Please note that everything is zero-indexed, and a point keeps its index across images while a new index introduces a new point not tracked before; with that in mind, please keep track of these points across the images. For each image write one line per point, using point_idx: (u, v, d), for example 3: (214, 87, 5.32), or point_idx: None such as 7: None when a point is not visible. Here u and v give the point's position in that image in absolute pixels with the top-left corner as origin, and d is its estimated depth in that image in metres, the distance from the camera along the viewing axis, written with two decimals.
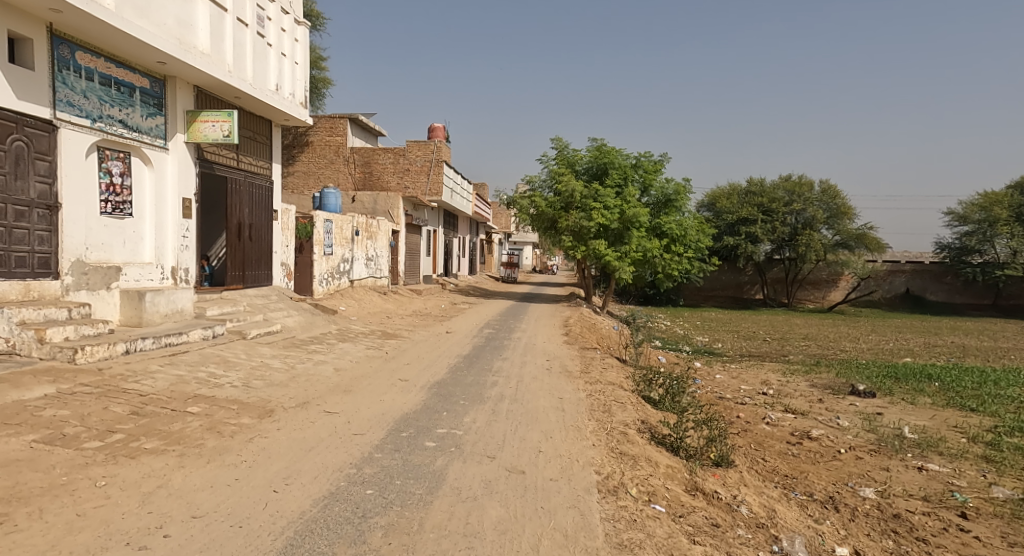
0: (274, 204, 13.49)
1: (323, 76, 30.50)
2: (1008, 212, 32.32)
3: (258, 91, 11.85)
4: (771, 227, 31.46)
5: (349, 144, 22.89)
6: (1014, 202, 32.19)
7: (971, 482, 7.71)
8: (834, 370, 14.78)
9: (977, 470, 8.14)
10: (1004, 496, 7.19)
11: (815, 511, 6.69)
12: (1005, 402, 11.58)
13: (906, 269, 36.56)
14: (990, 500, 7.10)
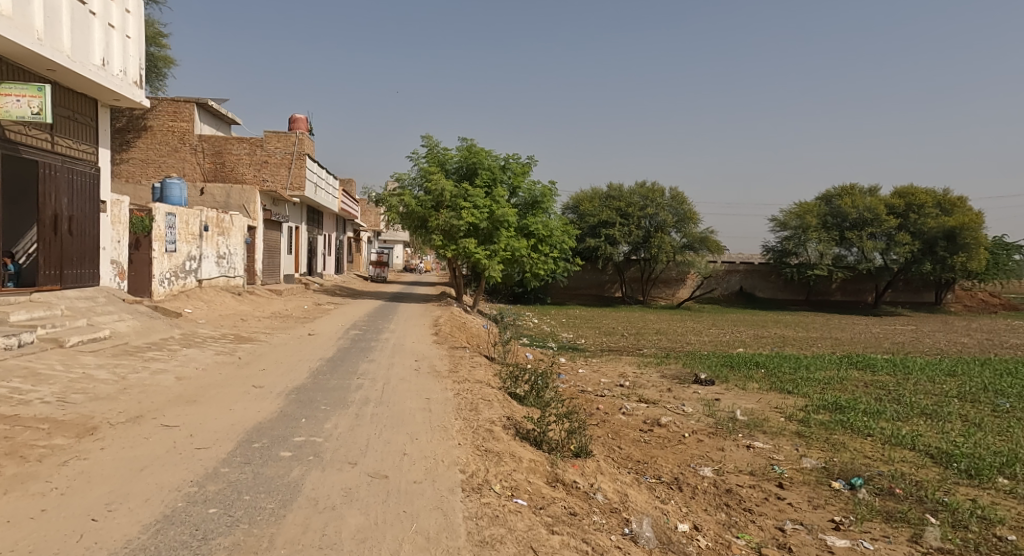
0: (100, 194, 12.26)
1: (163, 54, 28.20)
2: (817, 220, 36.81)
3: (77, 64, 10.69)
4: (628, 229, 33.37)
5: (197, 131, 21.31)
6: (821, 212, 37.00)
7: (788, 456, 8.65)
8: (681, 361, 15.96)
9: (792, 445, 9.12)
10: (811, 466, 8.19)
11: (663, 492, 7.19)
12: (815, 384, 13.16)
13: (740, 269, 40.18)
14: (801, 469, 8.07)
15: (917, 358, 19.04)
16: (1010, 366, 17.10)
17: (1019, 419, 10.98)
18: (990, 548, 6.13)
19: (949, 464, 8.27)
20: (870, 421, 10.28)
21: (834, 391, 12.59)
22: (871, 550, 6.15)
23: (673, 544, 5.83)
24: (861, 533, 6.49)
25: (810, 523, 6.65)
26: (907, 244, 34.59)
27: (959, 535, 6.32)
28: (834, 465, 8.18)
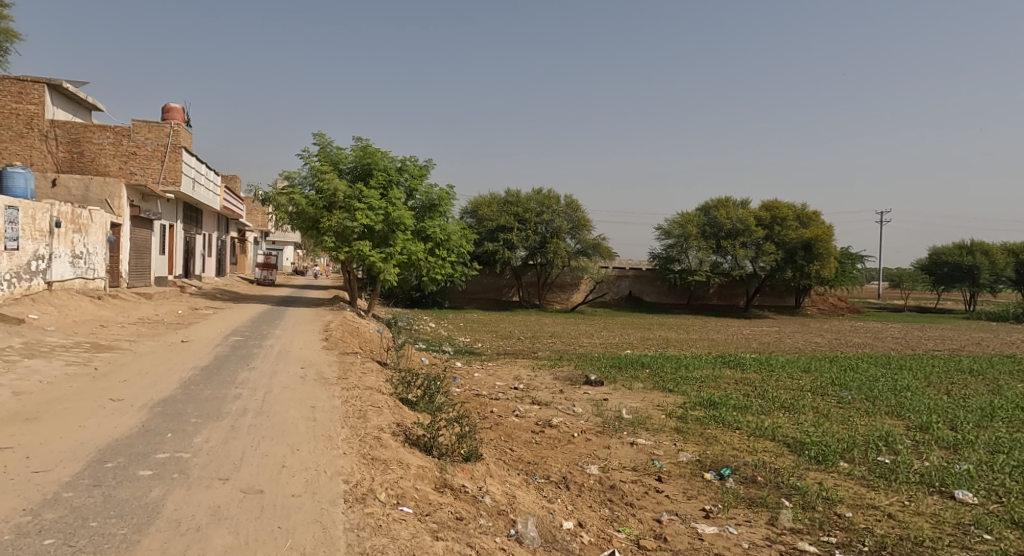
0: None
1: (5, 28, 25.56)
2: (697, 229, 38.97)
3: None
4: (525, 235, 33.80)
5: (49, 115, 19.39)
6: (700, 222, 39.06)
7: (667, 451, 9.00)
8: (572, 363, 16.29)
9: (671, 440, 9.51)
10: (688, 459, 8.63)
11: (551, 492, 7.24)
12: (693, 383, 13.86)
13: (630, 274, 41.68)
14: (679, 463, 8.50)
15: (780, 356, 20.54)
16: (856, 362, 18.83)
17: (859, 409, 12.12)
18: (831, 526, 6.75)
19: (802, 451, 8.98)
20: (737, 415, 10.94)
21: (710, 389, 13.31)
22: (735, 535, 6.58)
23: (556, 543, 5.86)
24: (727, 519, 6.93)
25: (685, 514, 7.03)
26: (773, 253, 37.45)
27: (807, 516, 6.93)
28: (707, 457, 8.70)
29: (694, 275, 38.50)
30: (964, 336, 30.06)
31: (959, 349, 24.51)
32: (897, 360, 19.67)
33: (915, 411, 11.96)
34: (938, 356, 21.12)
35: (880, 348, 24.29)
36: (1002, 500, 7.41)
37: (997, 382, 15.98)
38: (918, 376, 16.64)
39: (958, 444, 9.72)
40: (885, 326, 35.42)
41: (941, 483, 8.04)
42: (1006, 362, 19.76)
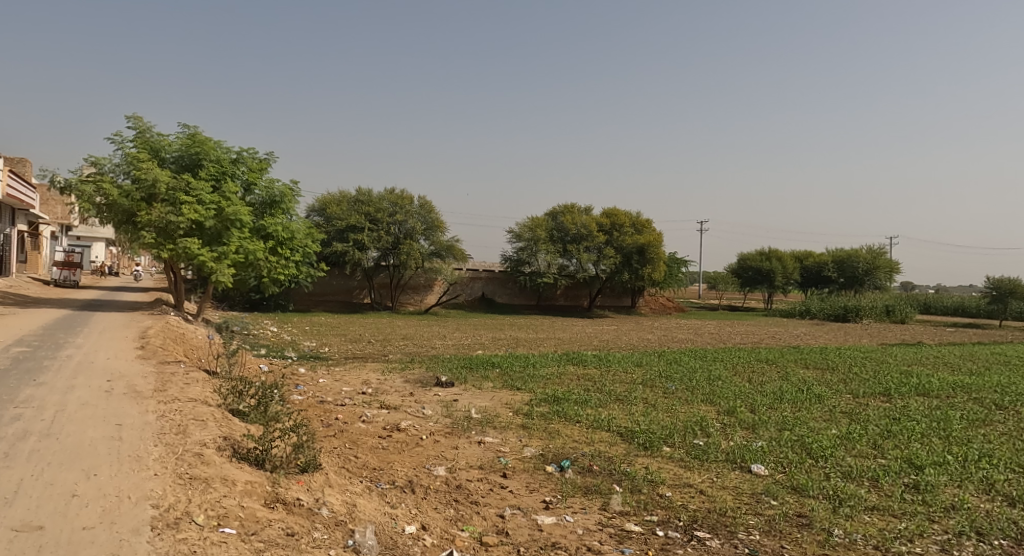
0: None
1: None
2: (546, 233, 40.36)
3: None
4: (377, 235, 33.01)
5: None
6: (549, 227, 40.65)
7: (512, 447, 9.14)
8: (424, 365, 16.06)
9: (517, 436, 9.66)
10: (532, 454, 8.81)
11: (394, 496, 7.02)
12: (540, 380, 14.23)
13: (483, 276, 42.07)
14: (523, 458, 8.63)
15: (613, 352, 21.82)
16: (677, 356, 20.46)
17: (680, 398, 13.15)
18: (653, 505, 7.21)
19: (632, 439, 9.50)
20: (577, 409, 11.34)
21: (555, 385, 13.74)
22: (571, 522, 6.77)
23: (396, 548, 5.66)
24: (565, 508, 7.12)
25: (526, 506, 7.13)
26: (613, 257, 39.77)
27: (634, 498, 7.34)
28: (549, 451, 8.92)
29: (542, 277, 39.69)
30: (764, 330, 33.87)
31: (758, 342, 27.59)
32: (708, 353, 21.66)
33: (726, 397, 13.17)
34: (742, 349, 23.57)
35: (699, 343, 26.63)
36: (786, 469, 8.40)
37: (786, 369, 18.24)
38: (727, 366, 18.44)
39: (755, 424, 10.82)
40: (701, 322, 39.00)
41: (741, 459, 8.91)
42: (794, 352, 22.53)
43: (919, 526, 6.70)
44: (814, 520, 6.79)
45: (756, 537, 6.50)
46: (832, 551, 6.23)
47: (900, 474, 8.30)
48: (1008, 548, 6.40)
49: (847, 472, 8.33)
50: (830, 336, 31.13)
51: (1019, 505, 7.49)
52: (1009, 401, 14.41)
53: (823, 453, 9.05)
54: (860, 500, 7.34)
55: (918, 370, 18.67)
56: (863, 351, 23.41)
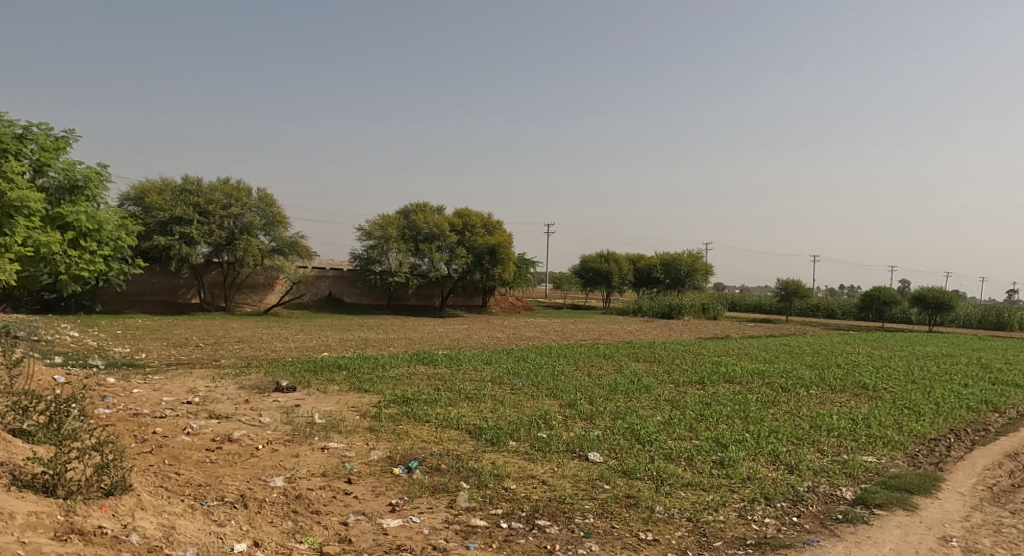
0: None
1: None
2: (397, 232, 39.51)
3: None
4: (208, 229, 30.35)
5: None
6: (401, 226, 39.88)
7: (359, 452, 8.66)
8: (262, 370, 14.88)
9: (363, 440, 9.19)
10: (379, 457, 8.41)
11: (221, 514, 6.32)
12: (389, 381, 13.77)
13: (330, 275, 40.29)
14: (370, 462, 8.22)
15: (463, 351, 21.73)
16: (523, 353, 20.87)
17: (526, 393, 13.33)
18: (497, 499, 7.34)
19: (479, 436, 9.42)
20: (426, 409, 10.99)
21: (405, 385, 13.37)
22: (418, 523, 6.65)
23: None
24: (411, 509, 6.93)
25: (371, 511, 6.81)
26: (465, 256, 39.87)
27: (480, 493, 7.40)
28: (397, 452, 8.59)
29: (393, 276, 38.79)
30: (602, 327, 35.66)
31: (597, 338, 28.94)
32: (549, 349, 22.34)
33: (568, 391, 13.64)
34: (582, 345, 24.57)
35: (544, 341, 27.36)
36: (617, 455, 9.10)
37: (620, 362, 19.31)
38: (567, 361, 19.09)
39: (593, 415, 11.34)
40: (546, 321, 40.40)
41: (580, 448, 9.38)
42: (627, 346, 23.87)
43: (721, 497, 7.89)
44: (640, 500, 7.61)
45: (590, 520, 7.08)
46: (654, 526, 7.09)
47: (709, 452, 9.49)
48: (786, 509, 7.81)
49: (667, 453, 9.32)
50: (659, 332, 33.53)
51: (795, 470, 9.07)
52: (794, 385, 16.45)
53: (647, 437, 9.90)
54: (676, 478, 8.34)
55: (726, 360, 20.63)
56: (684, 344, 25.49)
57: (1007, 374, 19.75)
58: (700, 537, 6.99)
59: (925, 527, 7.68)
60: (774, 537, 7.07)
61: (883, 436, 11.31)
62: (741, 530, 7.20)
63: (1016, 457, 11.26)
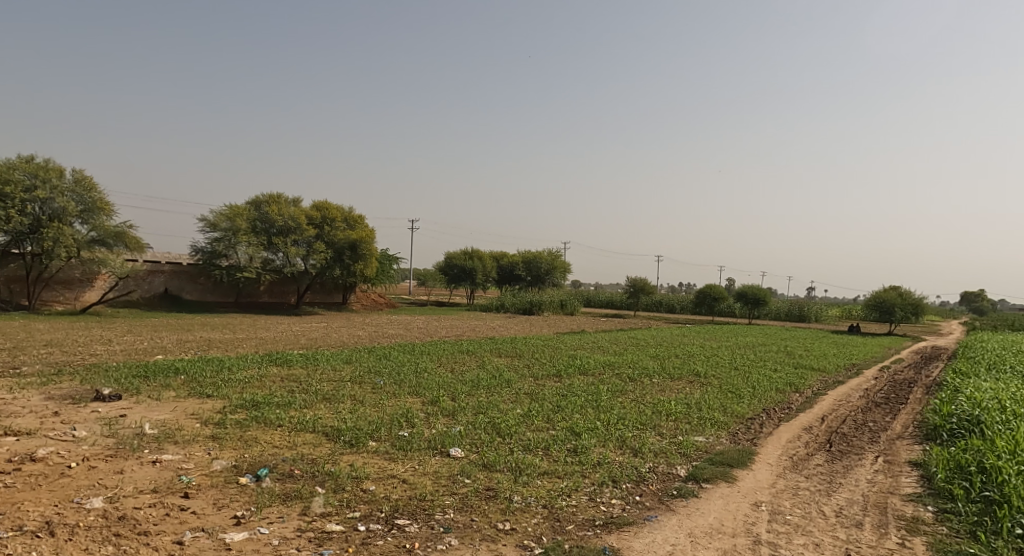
0: None
1: None
2: (246, 224, 36.68)
3: None
4: (5, 214, 26.27)
5: None
6: (251, 217, 37.05)
7: (197, 463, 8.66)
8: (79, 377, 12.94)
9: (203, 450, 9.12)
10: (222, 467, 8.57)
11: (19, 547, 6.38)
12: (237, 385, 12.66)
13: (165, 270, 36.66)
14: (210, 473, 8.37)
15: (322, 350, 20.41)
16: (385, 351, 20.09)
17: (388, 392, 13.11)
18: (355, 502, 8.06)
19: (337, 438, 9.94)
20: (277, 412, 10.84)
21: (255, 389, 12.40)
22: (265, 534, 7.16)
23: None
24: (259, 521, 7.40)
25: (211, 527, 7.16)
26: (323, 252, 38.18)
27: (336, 498, 8.05)
28: (242, 461, 8.79)
29: (242, 270, 35.95)
30: (465, 323, 35.52)
31: (461, 334, 28.58)
32: (412, 347, 21.71)
33: (430, 388, 13.56)
34: (445, 341, 24.19)
35: (408, 338, 26.62)
36: (478, 449, 10.25)
37: (483, 358, 19.18)
38: (429, 358, 18.74)
39: (455, 412, 11.91)
40: (409, 317, 39.62)
41: (441, 444, 10.40)
42: (489, 342, 23.78)
43: (575, 483, 9.36)
44: (499, 491, 8.81)
45: (450, 514, 8.07)
46: (511, 516, 8.24)
47: (564, 441, 11.03)
48: (631, 489, 9.48)
49: (526, 444, 10.68)
50: (521, 327, 33.83)
51: (639, 453, 10.94)
52: (639, 375, 17.17)
53: (508, 430, 11.23)
54: (534, 468, 9.70)
55: (582, 353, 21.14)
56: (543, 339, 25.98)
57: (809, 359, 22.29)
58: (553, 522, 8.23)
59: (740, 495, 9.72)
60: (619, 516, 8.57)
61: (713, 417, 13.33)
62: (590, 512, 8.63)
63: (813, 430, 13.31)
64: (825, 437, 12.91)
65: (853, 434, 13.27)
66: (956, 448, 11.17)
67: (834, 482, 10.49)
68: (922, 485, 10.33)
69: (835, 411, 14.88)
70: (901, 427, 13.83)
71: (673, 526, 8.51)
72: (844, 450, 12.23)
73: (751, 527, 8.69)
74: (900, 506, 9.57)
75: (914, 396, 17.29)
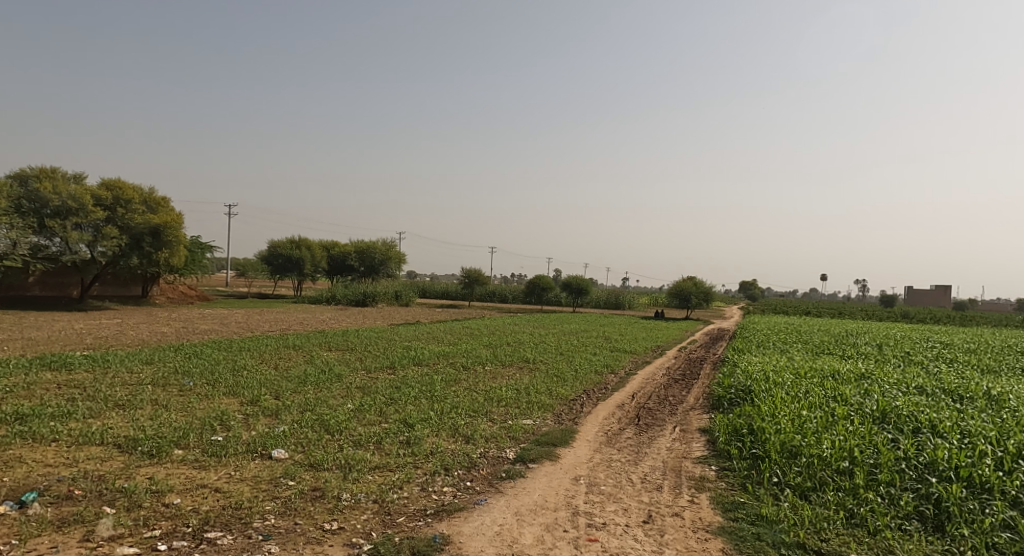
0: None
1: None
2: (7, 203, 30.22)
3: None
4: None
5: None
6: (14, 195, 30.72)
7: None
8: None
9: None
10: None
11: None
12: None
13: None
14: None
15: (117, 350, 17.17)
16: (198, 348, 17.47)
17: (198, 394, 12.18)
18: (155, 519, 7.78)
19: (133, 449, 9.32)
20: (53, 424, 9.97)
21: (17, 399, 11.19)
22: None
23: None
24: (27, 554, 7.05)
25: None
26: (115, 237, 32.98)
27: (129, 518, 7.72)
28: (9, 485, 8.19)
29: None
30: (290, 316, 32.51)
31: (287, 328, 25.84)
32: (228, 343, 19.04)
33: (250, 387, 12.83)
34: (269, 336, 21.70)
35: (224, 333, 23.64)
36: (304, 449, 9.80)
37: (312, 353, 17.32)
38: (249, 354, 16.57)
39: (278, 409, 11.48)
40: (226, 311, 35.72)
41: (263, 446, 9.93)
42: (317, 335, 21.67)
43: (407, 474, 9.12)
44: (326, 491, 8.56)
45: (270, 521, 7.88)
46: (338, 515, 8.11)
47: (397, 433, 10.52)
48: (462, 476, 9.25)
49: (357, 440, 10.18)
50: (352, 319, 31.60)
51: (471, 440, 10.49)
52: (473, 362, 16.47)
53: (339, 426, 10.64)
54: (365, 463, 9.38)
55: (416, 344, 19.80)
56: (375, 331, 24.31)
57: (623, 343, 23.02)
58: (383, 516, 8.13)
59: (563, 472, 9.53)
60: (450, 504, 8.46)
61: (540, 400, 12.83)
62: (422, 502, 8.49)
63: (624, 407, 13.21)
64: (635, 412, 12.82)
65: (657, 407, 13.31)
66: (734, 413, 11.44)
67: (641, 452, 10.51)
68: (708, 448, 10.58)
69: (642, 389, 15.03)
70: (696, 399, 14.13)
71: (501, 507, 8.43)
72: (651, 423, 12.19)
73: (571, 502, 8.62)
74: (692, 468, 9.77)
75: (705, 371, 18.21)
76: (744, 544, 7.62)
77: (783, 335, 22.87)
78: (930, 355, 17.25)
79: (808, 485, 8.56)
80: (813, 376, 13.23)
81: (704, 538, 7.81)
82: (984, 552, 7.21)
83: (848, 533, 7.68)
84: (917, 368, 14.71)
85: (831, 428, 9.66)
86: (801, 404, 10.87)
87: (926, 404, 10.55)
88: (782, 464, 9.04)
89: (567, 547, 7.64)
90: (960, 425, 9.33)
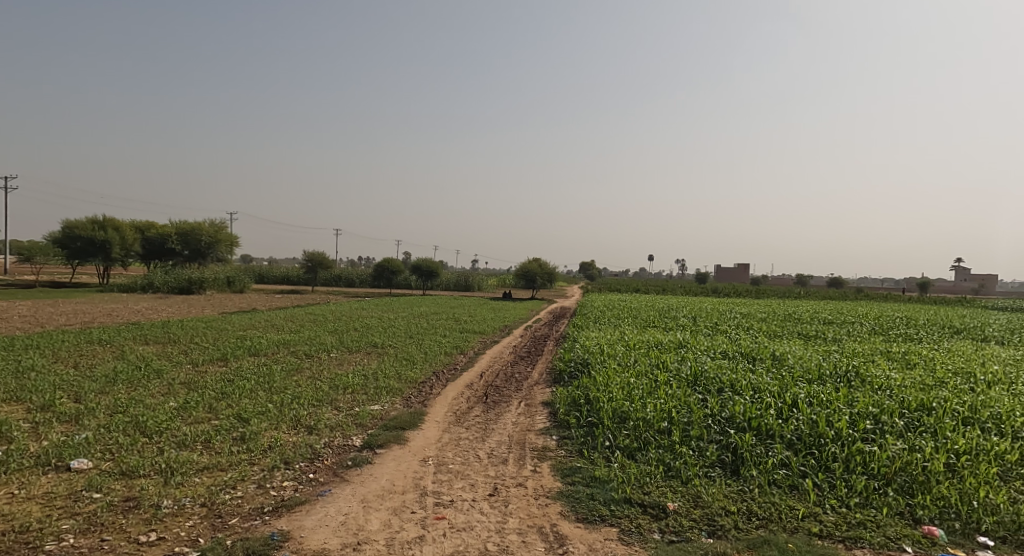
0: None
1: None
2: None
3: None
4: None
5: None
6: None
7: None
8: None
9: None
10: None
11: None
12: None
13: None
14: None
15: None
16: None
17: None
18: None
19: None
20: None
21: None
22: None
23: None
24: None
25: None
26: None
27: None
28: None
29: None
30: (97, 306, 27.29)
31: (91, 321, 21.16)
32: (10, 339, 14.82)
33: (40, 389, 9.75)
34: (62, 330, 17.54)
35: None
36: (115, 456, 7.51)
37: (121, 347, 14.08)
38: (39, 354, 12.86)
39: (80, 414, 8.70)
40: (9, 302, 29.31)
41: (59, 457, 7.47)
42: (128, 327, 17.86)
43: (241, 472, 7.26)
44: (142, 499, 6.64)
45: (69, 542, 6.04)
46: (159, 524, 6.34)
47: (229, 429, 8.37)
48: (304, 468, 7.53)
49: (180, 441, 7.97)
50: (174, 309, 27.10)
51: (314, 430, 8.58)
52: (315, 350, 14.24)
53: (159, 427, 8.27)
54: (191, 465, 7.36)
55: (250, 334, 17.01)
56: (202, 320, 20.67)
57: (471, 324, 21.70)
58: (213, 520, 6.44)
59: (412, 455, 8.03)
60: (291, 498, 6.86)
61: (386, 385, 10.96)
62: (258, 500, 6.81)
63: (472, 386, 11.83)
64: (482, 391, 11.46)
65: (504, 385, 12.11)
66: (573, 386, 10.40)
67: (489, 428, 9.19)
68: (550, 420, 9.41)
69: (490, 368, 13.88)
70: (541, 375, 13.13)
71: (346, 496, 6.95)
72: (499, 399, 10.87)
73: (419, 483, 7.27)
74: (535, 439, 8.60)
75: (549, 348, 17.62)
76: (579, 505, 6.72)
77: (614, 311, 23.07)
78: (733, 324, 17.98)
79: (634, 445, 7.78)
80: (642, 347, 12.93)
81: (544, 504, 6.81)
82: (768, 491, 6.76)
83: (666, 485, 6.98)
84: (721, 336, 15.08)
85: (654, 393, 9.02)
86: (630, 374, 10.18)
87: (729, 367, 10.23)
88: (614, 428, 8.18)
89: (414, 528, 6.39)
90: (755, 381, 9.08)
